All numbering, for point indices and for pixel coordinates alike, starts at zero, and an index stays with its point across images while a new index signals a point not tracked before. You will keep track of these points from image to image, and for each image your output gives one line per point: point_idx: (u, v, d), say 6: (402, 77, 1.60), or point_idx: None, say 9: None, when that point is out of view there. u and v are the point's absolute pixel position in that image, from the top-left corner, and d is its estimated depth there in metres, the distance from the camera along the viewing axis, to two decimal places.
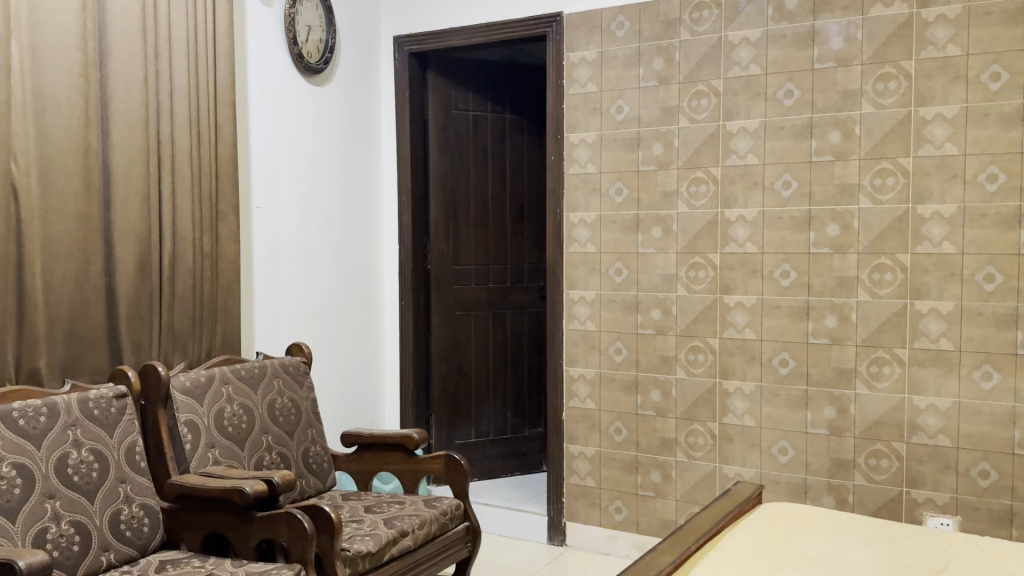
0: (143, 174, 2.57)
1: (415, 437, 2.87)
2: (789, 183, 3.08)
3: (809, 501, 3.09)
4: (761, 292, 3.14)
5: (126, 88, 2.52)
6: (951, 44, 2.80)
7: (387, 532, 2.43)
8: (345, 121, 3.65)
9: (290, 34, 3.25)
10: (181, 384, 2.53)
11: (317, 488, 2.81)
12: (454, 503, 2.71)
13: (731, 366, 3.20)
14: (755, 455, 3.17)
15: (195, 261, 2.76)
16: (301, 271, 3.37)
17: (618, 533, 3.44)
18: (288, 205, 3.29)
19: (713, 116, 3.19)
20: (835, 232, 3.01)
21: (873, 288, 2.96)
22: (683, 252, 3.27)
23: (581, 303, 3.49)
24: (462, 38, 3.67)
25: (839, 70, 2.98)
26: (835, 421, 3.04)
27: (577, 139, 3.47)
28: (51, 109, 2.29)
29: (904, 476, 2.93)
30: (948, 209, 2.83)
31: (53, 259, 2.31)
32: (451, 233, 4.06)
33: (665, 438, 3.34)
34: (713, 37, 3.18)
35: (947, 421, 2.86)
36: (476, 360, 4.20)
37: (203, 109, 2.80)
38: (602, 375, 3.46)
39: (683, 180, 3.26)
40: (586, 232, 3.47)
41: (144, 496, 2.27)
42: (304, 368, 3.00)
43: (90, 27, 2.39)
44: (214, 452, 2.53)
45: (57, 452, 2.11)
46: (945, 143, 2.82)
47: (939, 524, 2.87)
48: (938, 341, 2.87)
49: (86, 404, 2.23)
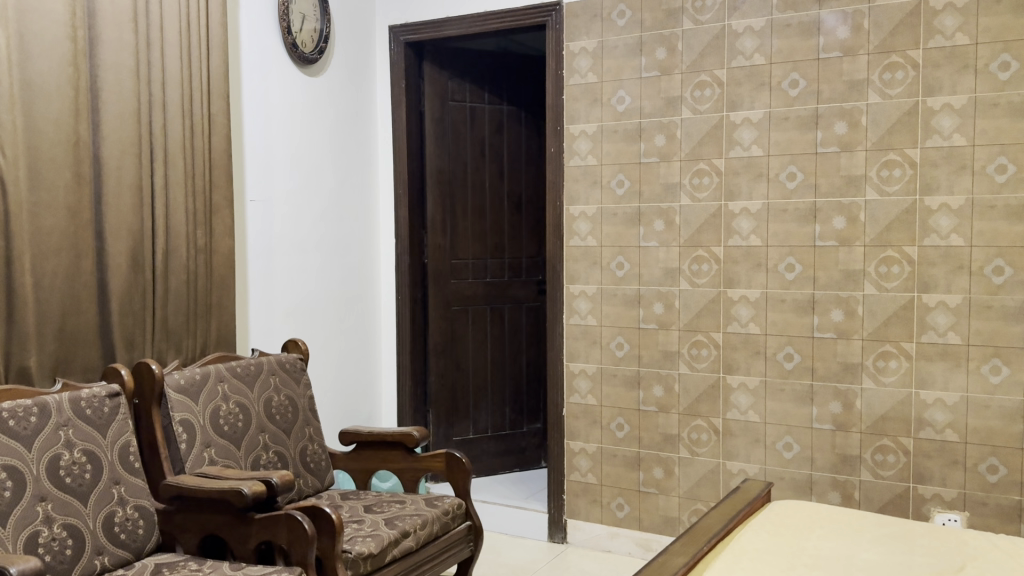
0: (135, 167, 2.50)
1: (416, 435, 2.81)
2: (794, 175, 3.03)
3: (814, 497, 3.05)
4: (766, 285, 3.09)
5: (117, 78, 2.44)
6: (959, 33, 2.75)
7: (388, 532, 2.37)
8: (340, 112, 3.58)
9: (285, 24, 3.18)
10: (175, 382, 2.46)
11: (315, 487, 2.75)
12: (455, 502, 2.66)
13: (735, 361, 3.16)
14: (759, 451, 3.13)
15: (189, 256, 2.69)
16: (296, 265, 3.30)
17: (619, 530, 3.40)
18: (282, 197, 3.22)
19: (716, 107, 3.14)
20: (841, 224, 2.97)
21: (880, 281, 2.92)
22: (686, 245, 3.22)
23: (581, 297, 3.44)
24: (461, 28, 3.60)
25: (844, 61, 2.93)
26: (841, 415, 3.00)
27: (577, 131, 3.41)
28: (40, 98, 2.22)
29: (911, 472, 2.90)
30: (956, 200, 2.78)
31: (43, 255, 2.24)
32: (449, 226, 4.00)
33: (668, 433, 3.29)
34: (716, 26, 3.12)
35: (955, 416, 2.82)
36: (473, 356, 4.14)
37: (197, 100, 2.72)
38: (602, 370, 3.41)
39: (686, 172, 3.21)
40: (587, 225, 3.42)
41: (138, 497, 2.22)
42: (301, 365, 2.94)
43: (80, 14, 2.32)
44: (210, 451, 2.46)
45: (49, 453, 2.05)
46: (953, 134, 2.78)
47: (946, 520, 2.84)
48: (945, 335, 2.83)
49: (78, 403, 2.17)
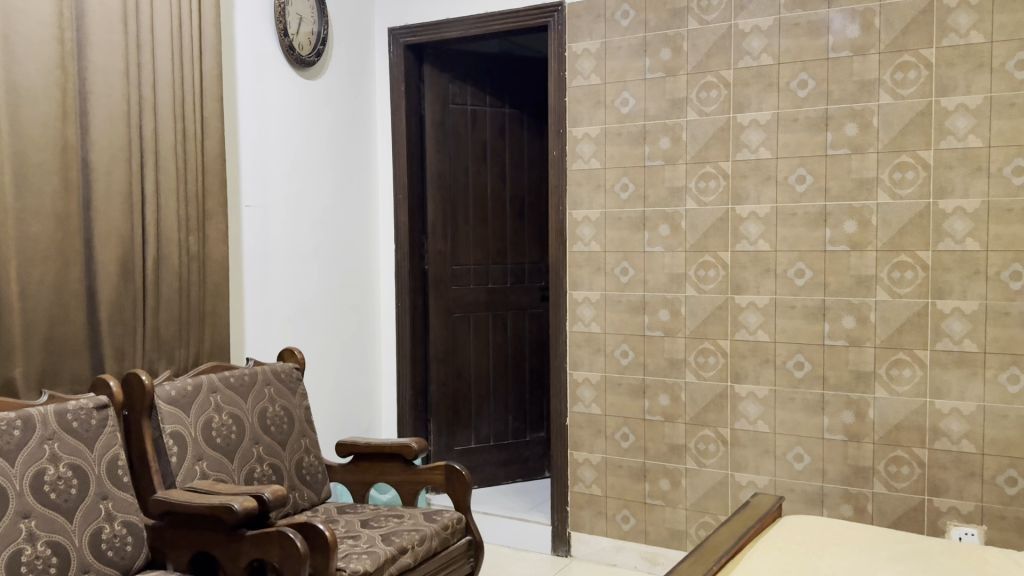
0: (125, 172, 2.42)
1: (415, 446, 2.73)
2: (804, 178, 2.95)
3: (825, 510, 2.96)
4: (775, 291, 3.01)
5: (106, 80, 2.37)
6: (974, 31, 2.67)
7: (386, 549, 2.29)
8: (339, 117, 3.51)
9: (281, 25, 3.10)
10: (166, 393, 2.39)
11: (311, 500, 2.68)
12: (455, 516, 2.57)
13: (743, 369, 3.07)
14: (768, 462, 3.04)
15: (182, 263, 2.62)
16: (294, 273, 3.23)
17: (625, 543, 3.31)
18: (278, 203, 3.14)
19: (723, 108, 3.06)
20: (853, 229, 2.88)
21: (893, 287, 2.83)
22: (692, 250, 3.14)
23: (584, 304, 3.36)
24: (461, 30, 3.53)
25: (855, 60, 2.85)
26: (853, 426, 2.91)
27: (580, 133, 3.34)
28: (26, 101, 2.15)
29: (926, 484, 2.81)
30: (972, 203, 2.70)
31: (29, 263, 2.16)
32: (450, 231, 3.93)
33: (674, 444, 3.21)
34: (722, 26, 3.05)
35: (972, 425, 2.73)
36: (475, 365, 4.06)
37: (189, 102, 2.65)
38: (607, 379, 3.33)
39: (692, 175, 3.13)
40: (590, 230, 3.34)
41: (126, 512, 2.14)
42: (297, 374, 2.87)
43: (68, 15, 2.25)
44: (202, 465, 2.39)
45: (32, 468, 1.97)
46: (968, 135, 2.70)
47: (963, 534, 2.74)
48: (961, 343, 2.74)
49: (64, 416, 2.09)
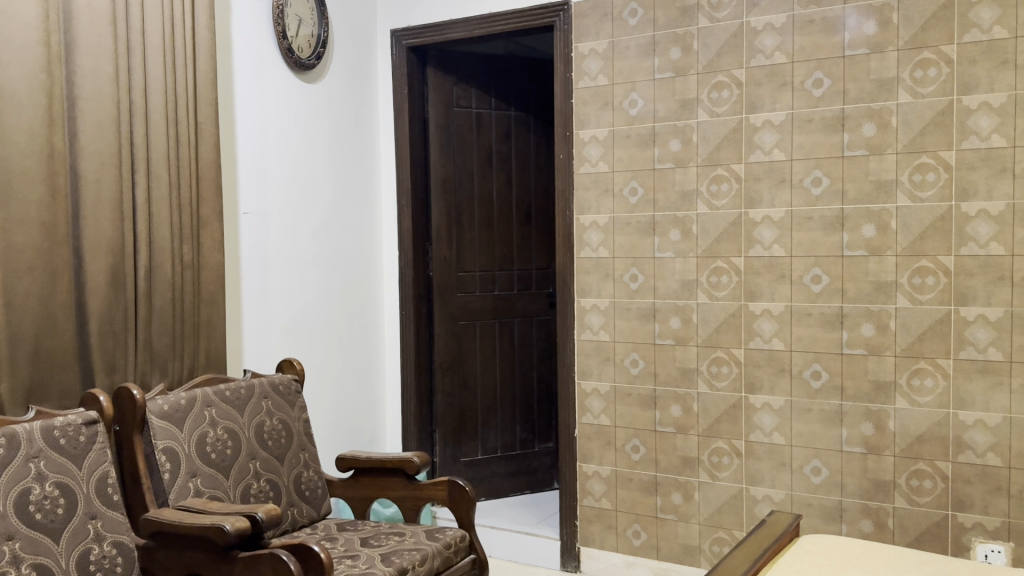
0: (116, 180, 2.34)
1: (416, 461, 2.64)
2: (820, 180, 2.84)
3: (844, 525, 2.85)
4: (790, 298, 2.90)
5: (95, 85, 2.29)
6: (997, 25, 2.56)
7: (384, 568, 2.19)
8: (340, 122, 3.42)
9: (279, 27, 3.03)
10: (159, 408, 2.30)
11: (311, 517, 2.59)
12: (458, 534, 2.48)
13: (757, 379, 2.97)
14: (785, 475, 2.93)
15: (175, 274, 2.55)
16: (294, 280, 3.15)
17: (636, 559, 3.21)
18: (278, 210, 3.07)
19: (734, 109, 2.96)
20: (871, 232, 2.77)
21: (914, 293, 2.72)
22: (704, 256, 3.04)
23: (593, 312, 3.26)
24: (465, 30, 3.44)
25: (872, 57, 2.74)
26: (872, 438, 2.80)
27: (587, 136, 3.24)
28: (10, 106, 2.07)
29: (950, 499, 2.69)
30: (995, 206, 2.59)
31: (14, 274, 2.08)
32: (454, 237, 3.84)
33: (686, 456, 3.10)
34: (733, 24, 2.95)
35: (997, 437, 2.62)
36: (481, 373, 3.97)
37: (183, 107, 2.58)
38: (616, 389, 3.22)
39: (703, 178, 3.03)
40: (598, 235, 3.24)
41: (116, 532, 2.06)
42: (296, 387, 2.79)
43: (54, 17, 2.17)
44: (196, 481, 2.30)
45: (17, 488, 1.89)
46: (992, 135, 2.58)
47: (989, 551, 2.63)
48: (985, 352, 2.62)
49: (50, 432, 2.01)
